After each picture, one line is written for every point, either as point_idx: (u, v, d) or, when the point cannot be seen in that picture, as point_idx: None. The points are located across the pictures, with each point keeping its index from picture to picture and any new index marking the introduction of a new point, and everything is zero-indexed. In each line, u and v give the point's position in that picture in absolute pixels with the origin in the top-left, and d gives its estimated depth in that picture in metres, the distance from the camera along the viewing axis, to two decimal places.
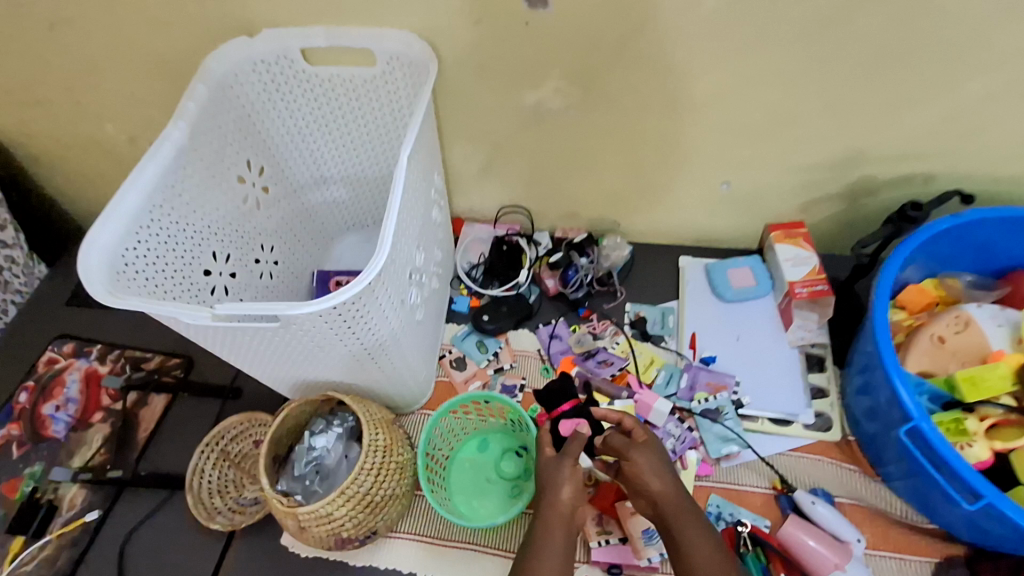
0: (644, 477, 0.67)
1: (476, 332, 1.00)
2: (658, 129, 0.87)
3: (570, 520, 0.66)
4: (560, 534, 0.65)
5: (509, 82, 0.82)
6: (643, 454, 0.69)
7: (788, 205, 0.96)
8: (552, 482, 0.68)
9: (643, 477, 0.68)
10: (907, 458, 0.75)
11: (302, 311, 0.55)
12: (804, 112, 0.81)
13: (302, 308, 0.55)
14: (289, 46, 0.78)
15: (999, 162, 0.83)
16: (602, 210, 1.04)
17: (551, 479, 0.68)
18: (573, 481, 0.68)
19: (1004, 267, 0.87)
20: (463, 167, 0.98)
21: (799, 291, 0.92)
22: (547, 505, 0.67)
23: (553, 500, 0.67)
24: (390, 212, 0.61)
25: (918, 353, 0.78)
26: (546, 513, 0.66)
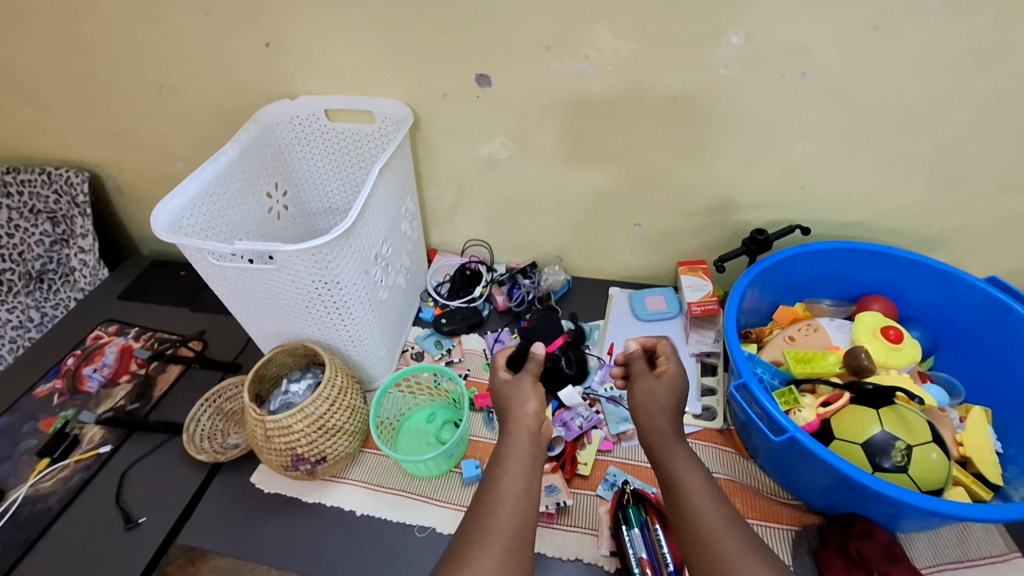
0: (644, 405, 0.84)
1: (436, 334, 1.23)
2: (581, 179, 1.16)
3: (525, 437, 0.82)
4: (526, 441, 0.82)
5: (469, 138, 1.14)
6: (657, 386, 0.85)
7: (688, 245, 1.22)
8: (518, 400, 0.87)
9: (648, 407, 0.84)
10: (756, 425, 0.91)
11: (289, 249, 0.80)
12: (682, 166, 1.09)
13: (290, 247, 0.80)
14: (317, 107, 1.13)
15: (834, 210, 1.09)
16: (545, 246, 1.31)
17: (516, 399, 0.87)
18: (535, 398, 0.87)
19: (857, 294, 1.08)
20: (437, 205, 1.29)
21: (694, 309, 1.13)
22: (511, 424, 0.84)
23: (520, 415, 0.85)
24: (360, 198, 0.88)
25: (771, 347, 0.98)
26: (511, 429, 0.84)
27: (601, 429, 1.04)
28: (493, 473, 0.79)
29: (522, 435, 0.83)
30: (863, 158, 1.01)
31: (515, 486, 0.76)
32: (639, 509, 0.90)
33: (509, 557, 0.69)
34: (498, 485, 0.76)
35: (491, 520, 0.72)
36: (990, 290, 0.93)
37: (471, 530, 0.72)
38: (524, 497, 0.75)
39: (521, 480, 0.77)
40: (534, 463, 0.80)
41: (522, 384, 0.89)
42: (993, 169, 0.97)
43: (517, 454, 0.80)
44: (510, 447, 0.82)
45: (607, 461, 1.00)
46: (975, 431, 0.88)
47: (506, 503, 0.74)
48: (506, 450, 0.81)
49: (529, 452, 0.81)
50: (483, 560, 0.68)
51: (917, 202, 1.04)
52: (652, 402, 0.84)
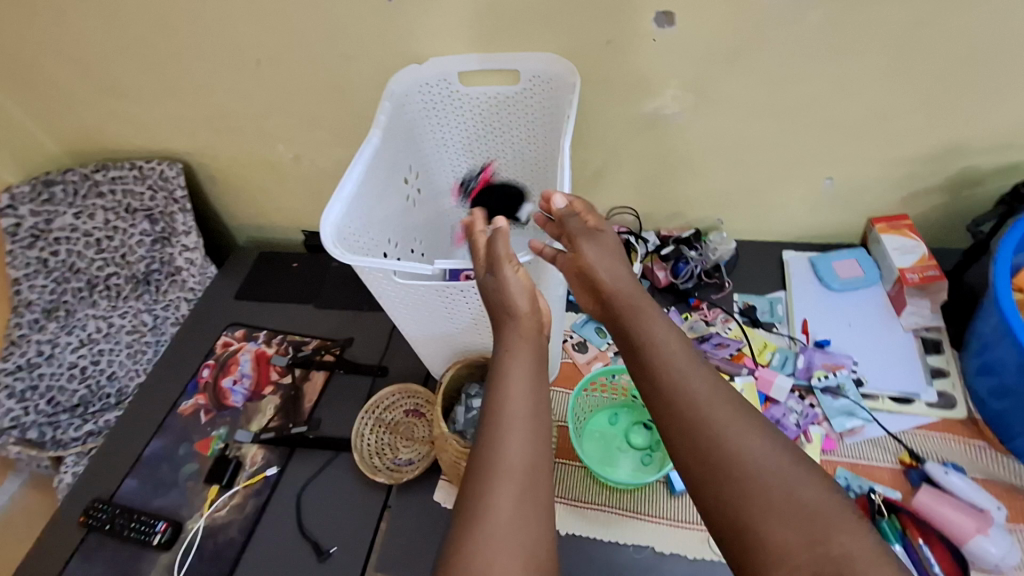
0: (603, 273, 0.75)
1: (595, 320, 1.10)
2: (767, 131, 0.98)
3: (529, 344, 0.73)
4: (525, 351, 0.72)
5: (632, 92, 0.97)
6: (602, 243, 0.78)
7: (888, 199, 1.04)
8: (500, 295, 0.73)
9: (599, 259, 0.76)
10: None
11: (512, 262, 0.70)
12: (904, 108, 0.91)
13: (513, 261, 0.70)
14: (448, 71, 0.95)
15: None
16: (705, 209, 1.14)
17: (497, 294, 0.73)
18: (519, 291, 0.73)
19: None
20: (581, 172, 1.12)
21: (910, 277, 0.97)
22: (507, 323, 0.73)
23: (513, 313, 0.73)
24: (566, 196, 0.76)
25: None
26: (513, 327, 0.73)
27: (821, 425, 0.91)
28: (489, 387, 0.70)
29: (524, 346, 0.73)
30: None
31: (519, 409, 0.67)
32: (893, 520, 0.80)
33: (528, 500, 0.61)
34: (501, 411, 0.67)
35: (495, 459, 0.64)
36: None
37: (476, 474, 0.63)
38: (525, 420, 0.67)
39: (527, 407, 0.68)
40: (537, 374, 0.71)
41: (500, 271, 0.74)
42: None
43: (518, 369, 0.71)
44: (506, 360, 0.72)
45: (833, 462, 0.88)
46: None
47: (512, 432, 0.66)
48: (501, 366, 0.72)
49: (534, 364, 0.72)
50: (496, 510, 0.60)
51: None
52: (609, 250, 0.78)
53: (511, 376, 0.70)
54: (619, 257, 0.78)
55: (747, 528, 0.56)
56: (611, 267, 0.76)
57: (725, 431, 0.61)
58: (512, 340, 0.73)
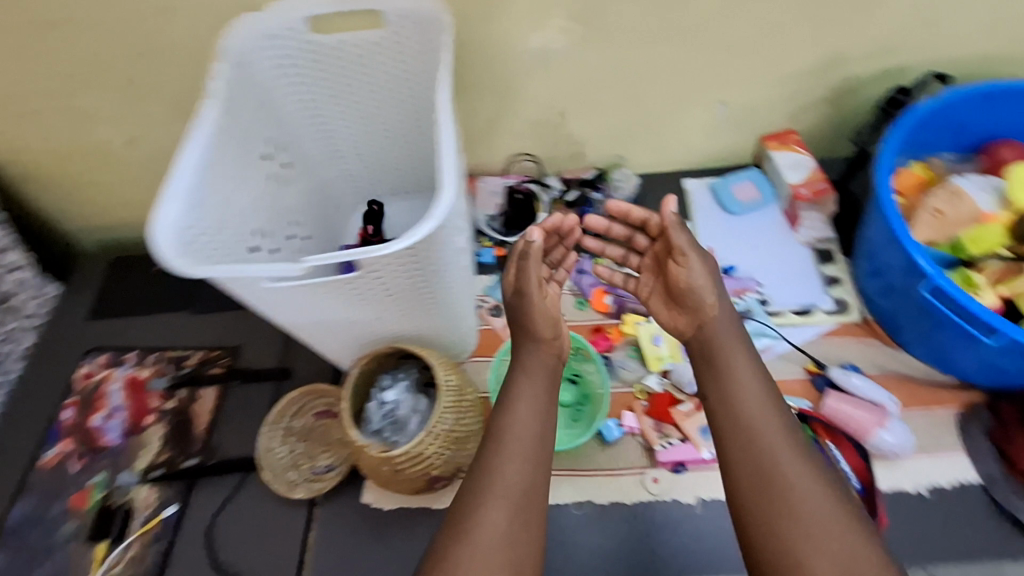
0: (703, 294, 0.72)
1: (508, 280, 1.04)
2: (659, 57, 0.92)
3: (541, 368, 0.74)
4: (542, 372, 0.74)
5: (513, 25, 0.86)
6: (706, 263, 0.73)
7: (778, 116, 1.03)
8: (526, 317, 0.75)
9: (697, 288, 0.73)
10: (925, 321, 0.84)
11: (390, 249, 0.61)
12: (786, 22, 0.88)
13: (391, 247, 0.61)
14: (296, 17, 0.79)
15: (958, 46, 0.93)
16: (606, 147, 1.08)
17: (520, 311, 0.76)
18: (545, 318, 0.75)
19: (980, 141, 0.96)
20: (470, 123, 1.02)
21: (802, 192, 1.00)
22: (528, 344, 0.75)
23: (534, 336, 0.75)
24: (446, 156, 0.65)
25: (921, 228, 0.86)
26: (523, 360, 0.75)
27: None
28: (496, 411, 0.71)
29: (537, 370, 0.74)
30: None
31: (521, 432, 0.68)
32: (807, 429, 0.84)
33: (520, 522, 0.63)
34: (506, 432, 0.68)
35: (492, 480, 0.64)
36: None
37: (471, 489, 0.65)
38: (533, 445, 0.68)
39: (533, 431, 0.69)
40: (550, 398, 0.72)
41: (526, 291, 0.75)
42: None
43: (524, 391, 0.72)
44: (522, 380, 0.73)
45: None
46: None
47: (512, 453, 0.66)
48: (511, 387, 0.72)
49: (546, 387, 0.73)
50: (484, 526, 0.62)
51: None
52: (709, 275, 0.73)
53: (517, 396, 0.71)
54: (724, 292, 0.74)
55: (756, 542, 0.61)
56: (711, 290, 0.72)
57: (769, 445, 0.64)
58: (531, 361, 0.75)
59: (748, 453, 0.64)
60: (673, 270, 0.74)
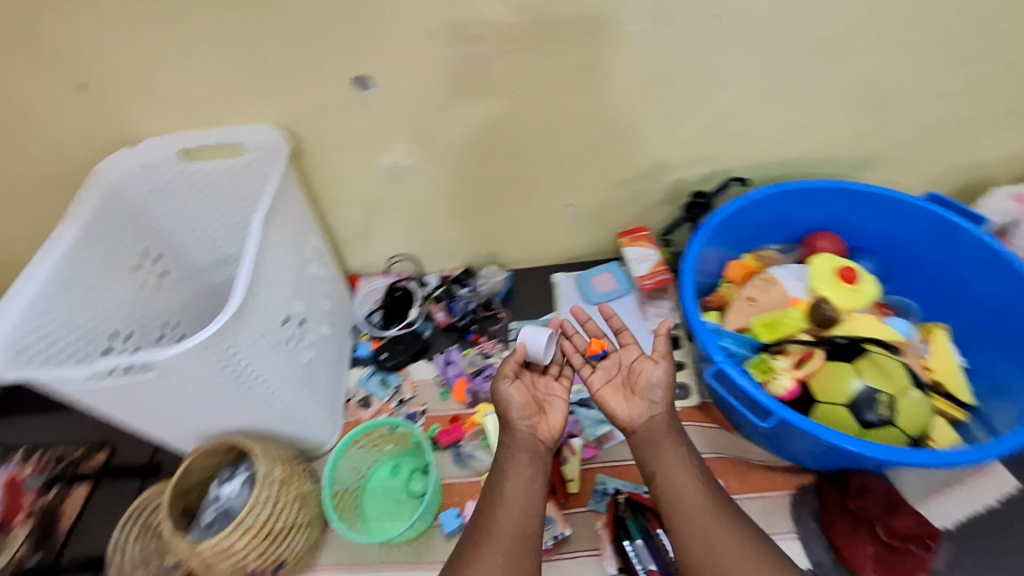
0: (654, 392, 0.79)
1: (379, 372, 1.10)
2: (502, 169, 1.04)
3: (527, 453, 0.78)
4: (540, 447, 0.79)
5: (362, 149, 0.99)
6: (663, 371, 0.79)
7: (626, 213, 1.13)
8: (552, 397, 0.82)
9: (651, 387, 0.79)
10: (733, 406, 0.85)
11: (171, 353, 0.67)
12: (605, 138, 1.00)
13: (171, 351, 0.67)
14: (168, 151, 0.92)
15: (766, 153, 1.03)
16: (475, 246, 1.19)
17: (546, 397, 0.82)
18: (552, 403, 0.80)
19: (801, 233, 1.04)
20: (345, 228, 1.13)
21: (646, 283, 1.08)
22: (543, 420, 0.81)
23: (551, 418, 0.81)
24: (243, 266, 0.73)
25: (734, 313, 0.93)
26: (507, 439, 0.79)
27: (580, 437, 0.97)
28: (495, 472, 0.78)
29: (524, 449, 0.78)
30: (789, 93, 0.94)
31: (523, 494, 0.75)
32: (639, 518, 0.85)
33: (524, 556, 0.71)
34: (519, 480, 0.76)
35: (496, 530, 0.72)
36: (932, 208, 0.91)
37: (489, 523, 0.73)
38: (538, 498, 0.75)
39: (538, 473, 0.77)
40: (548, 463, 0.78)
41: (501, 387, 0.80)
42: (917, 81, 0.93)
43: (523, 463, 0.77)
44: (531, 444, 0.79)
45: (593, 470, 0.94)
46: (941, 354, 0.87)
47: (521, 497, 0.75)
48: (528, 447, 0.79)
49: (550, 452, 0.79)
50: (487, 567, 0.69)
51: (848, 127, 1.00)
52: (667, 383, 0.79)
53: (514, 466, 0.77)
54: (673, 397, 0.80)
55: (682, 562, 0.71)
56: (658, 391, 0.79)
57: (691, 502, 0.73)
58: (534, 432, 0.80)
59: (675, 508, 0.73)
60: (638, 378, 0.80)
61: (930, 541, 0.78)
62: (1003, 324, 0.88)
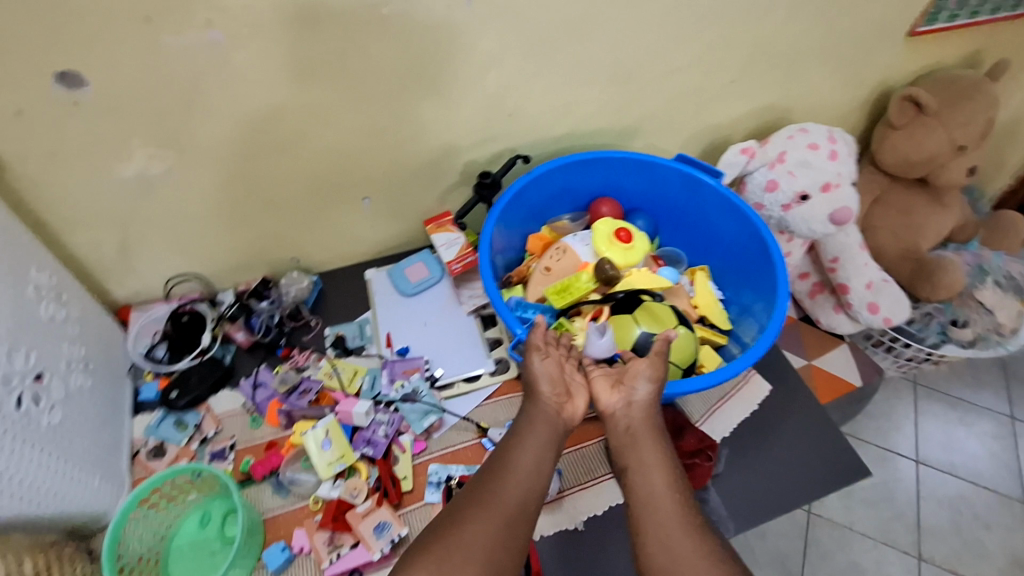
0: (641, 384, 0.76)
1: (171, 413, 0.96)
2: (281, 169, 0.96)
3: (546, 428, 0.73)
4: (544, 426, 0.73)
5: (93, 160, 0.83)
6: (650, 366, 0.78)
7: (427, 200, 1.13)
8: (550, 380, 0.77)
9: (638, 378, 0.77)
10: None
11: None
12: (384, 127, 0.96)
13: None
14: None
15: (545, 128, 1.09)
16: (272, 254, 1.09)
17: (549, 375, 0.78)
18: (548, 379, 0.77)
19: (587, 200, 1.13)
20: (98, 254, 0.96)
21: (454, 268, 1.08)
22: (539, 404, 0.76)
23: (554, 401, 0.76)
24: None
25: (534, 286, 0.98)
26: (530, 408, 0.76)
27: (408, 432, 0.95)
28: (508, 443, 0.72)
29: (542, 422, 0.74)
30: (552, 72, 0.99)
31: (524, 469, 0.68)
32: None
33: (507, 539, 0.62)
34: (513, 457, 0.70)
35: (493, 494, 0.65)
36: (681, 166, 1.04)
37: (469, 503, 0.64)
38: (528, 485, 0.67)
39: (535, 455, 0.70)
40: (548, 452, 0.71)
41: (533, 362, 0.79)
42: (656, 57, 1.05)
43: (536, 437, 0.72)
44: (526, 426, 0.73)
45: (426, 462, 0.93)
46: (703, 291, 1.00)
47: (511, 475, 0.68)
48: (523, 428, 0.73)
49: (551, 436, 0.73)
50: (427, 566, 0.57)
51: (608, 101, 1.09)
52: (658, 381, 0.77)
53: (529, 438, 0.72)
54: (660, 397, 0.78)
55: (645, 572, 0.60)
56: (645, 385, 0.76)
57: (667, 505, 0.64)
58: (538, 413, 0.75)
59: (649, 508, 0.64)
60: (630, 370, 0.78)
61: (711, 451, 0.89)
62: (742, 257, 1.05)
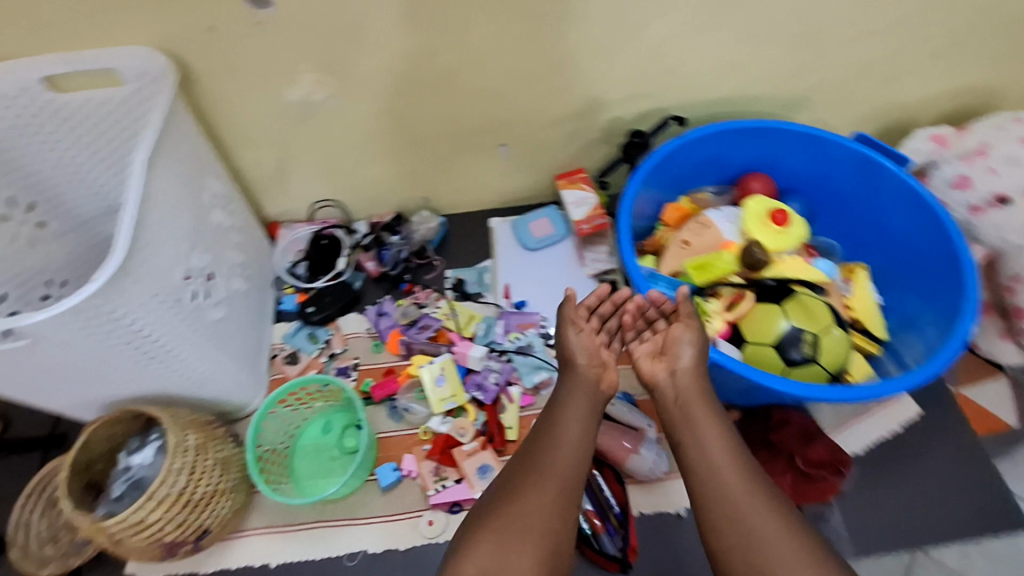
0: (685, 348, 0.71)
1: (306, 327, 1.04)
2: (427, 106, 0.96)
3: (585, 398, 0.71)
4: (582, 395, 0.71)
5: (266, 81, 0.87)
6: (694, 329, 0.71)
7: (562, 154, 1.09)
8: (584, 350, 0.74)
9: (680, 345, 0.71)
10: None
11: (37, 318, 0.59)
12: (535, 73, 0.93)
13: (37, 316, 0.59)
14: (27, 79, 0.78)
15: (703, 89, 1.00)
16: (406, 190, 1.11)
17: (582, 344, 0.74)
18: (585, 349, 0.74)
19: (737, 173, 1.03)
20: (257, 171, 1.03)
21: (582, 228, 1.05)
22: (574, 373, 0.73)
23: (586, 368, 0.73)
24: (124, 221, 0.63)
25: (669, 257, 0.92)
26: (567, 378, 0.73)
27: (518, 384, 0.96)
28: (549, 411, 0.71)
29: (581, 391, 0.72)
30: (725, 25, 0.89)
31: (574, 441, 0.68)
32: None
33: (559, 508, 0.63)
34: (551, 428, 0.69)
35: (546, 468, 0.65)
36: (858, 147, 0.91)
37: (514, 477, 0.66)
38: (574, 456, 0.67)
39: (579, 426, 0.69)
40: (590, 420, 0.70)
41: (564, 330, 0.76)
42: (849, 16, 0.91)
43: (580, 406, 0.70)
44: (567, 397, 0.71)
45: (532, 416, 0.94)
46: (861, 293, 0.91)
47: (555, 449, 0.67)
48: (563, 398, 0.72)
49: (590, 403, 0.71)
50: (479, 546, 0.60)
51: (780, 64, 0.97)
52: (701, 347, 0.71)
53: (572, 408, 0.70)
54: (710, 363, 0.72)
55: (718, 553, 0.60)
56: (689, 350, 0.70)
57: (727, 480, 0.62)
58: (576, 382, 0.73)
59: (710, 484, 0.62)
60: (671, 338, 0.72)
61: (842, 467, 0.82)
62: (914, 261, 0.93)
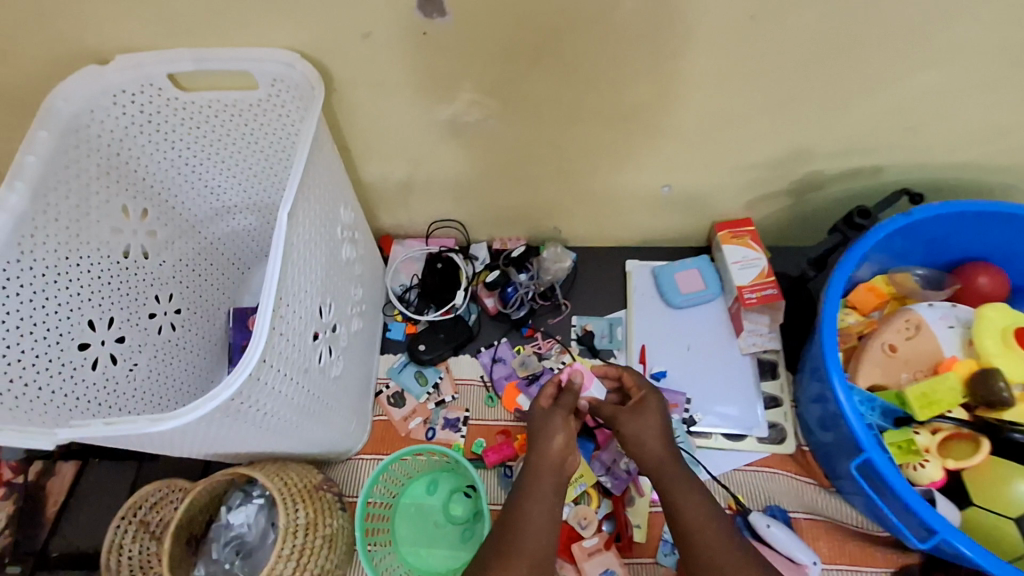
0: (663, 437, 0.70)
1: (414, 363, 0.93)
2: (592, 137, 0.80)
3: (554, 479, 0.67)
4: (549, 477, 0.67)
5: (417, 96, 0.73)
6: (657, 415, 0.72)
7: (733, 203, 0.91)
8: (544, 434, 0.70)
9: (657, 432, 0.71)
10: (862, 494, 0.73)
11: (166, 425, 0.48)
12: (739, 115, 0.75)
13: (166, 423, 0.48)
14: (152, 73, 0.67)
15: (940, 152, 0.79)
16: (538, 220, 0.97)
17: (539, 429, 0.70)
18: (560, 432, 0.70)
19: (956, 260, 0.84)
20: (381, 185, 0.90)
21: (748, 297, 0.88)
22: (535, 454, 0.69)
23: (543, 450, 0.69)
24: (265, 303, 0.52)
25: (869, 365, 0.75)
26: (534, 460, 0.69)
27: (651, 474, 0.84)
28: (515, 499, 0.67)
29: (550, 474, 0.67)
30: (1009, 83, 0.68)
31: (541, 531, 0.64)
32: None
33: None
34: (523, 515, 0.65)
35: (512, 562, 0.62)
36: None
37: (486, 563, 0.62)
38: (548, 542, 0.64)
39: (547, 510, 0.65)
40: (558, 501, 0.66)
41: (552, 411, 0.72)
42: None
43: (549, 491, 0.66)
44: (532, 482, 0.67)
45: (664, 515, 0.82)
46: None
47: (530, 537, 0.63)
48: (529, 482, 0.67)
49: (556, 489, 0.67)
50: None
51: None
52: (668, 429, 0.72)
53: (539, 494, 0.66)
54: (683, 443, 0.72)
55: None
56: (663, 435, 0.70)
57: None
58: (540, 464, 0.68)
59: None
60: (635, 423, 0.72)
61: None
62: None
